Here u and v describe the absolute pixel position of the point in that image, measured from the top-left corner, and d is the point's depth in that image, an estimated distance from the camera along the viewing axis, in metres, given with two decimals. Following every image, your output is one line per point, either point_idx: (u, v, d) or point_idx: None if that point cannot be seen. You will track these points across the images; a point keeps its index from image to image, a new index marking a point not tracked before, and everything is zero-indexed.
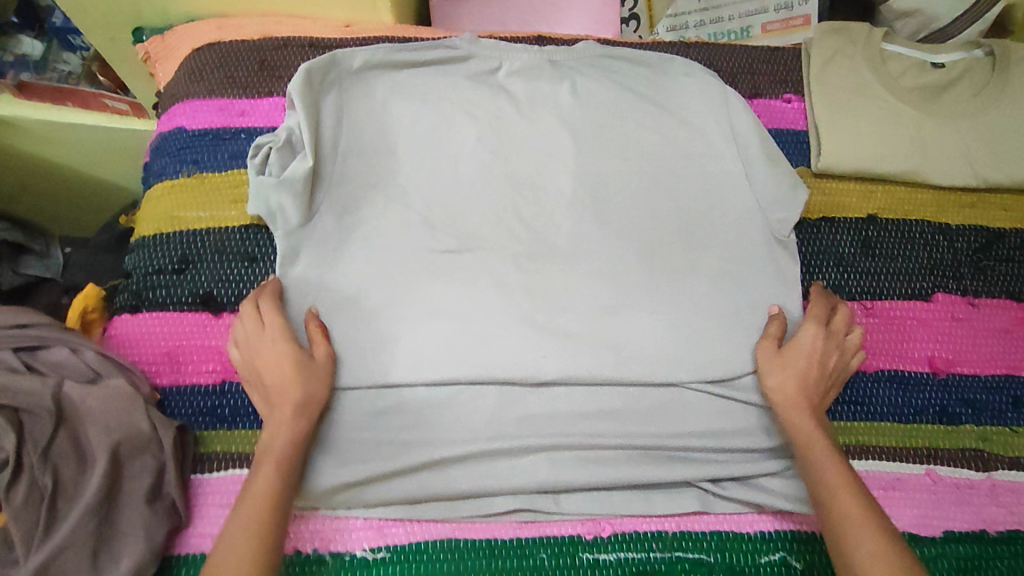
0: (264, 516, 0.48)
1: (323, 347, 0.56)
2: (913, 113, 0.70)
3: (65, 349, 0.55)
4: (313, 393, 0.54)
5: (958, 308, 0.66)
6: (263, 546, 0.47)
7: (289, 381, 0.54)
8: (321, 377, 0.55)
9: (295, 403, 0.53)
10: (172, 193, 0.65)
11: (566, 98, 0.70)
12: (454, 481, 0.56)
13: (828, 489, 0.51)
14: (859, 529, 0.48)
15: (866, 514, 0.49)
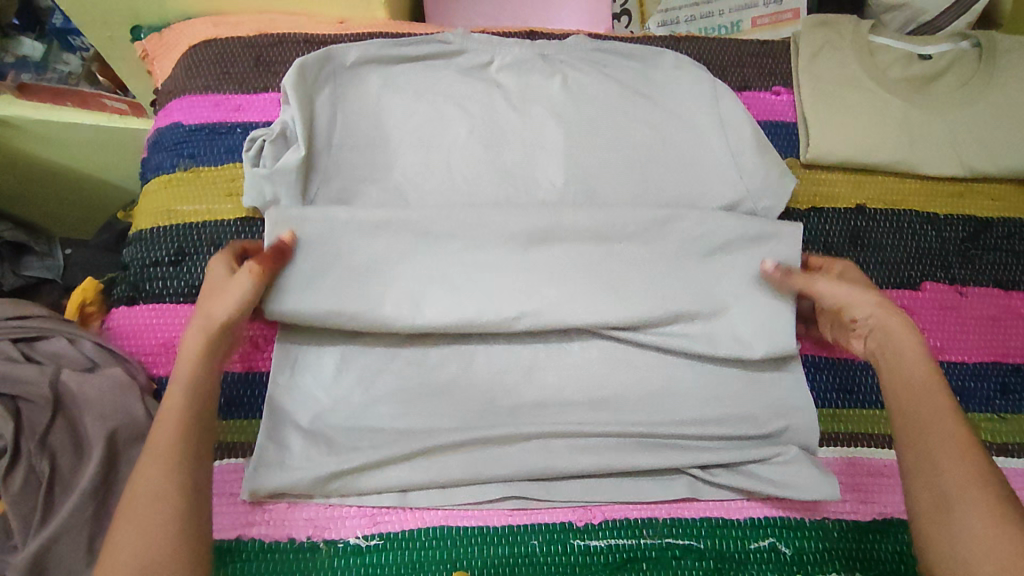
0: (166, 475, 0.45)
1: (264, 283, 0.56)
2: (900, 104, 0.71)
3: (64, 339, 0.57)
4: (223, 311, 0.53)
5: (946, 297, 0.67)
6: (176, 457, 0.46)
7: (211, 300, 0.54)
8: (234, 295, 0.54)
9: (203, 320, 0.53)
10: (169, 187, 0.66)
11: (556, 91, 0.70)
12: (447, 467, 0.56)
13: (928, 428, 0.48)
14: (953, 471, 0.46)
15: (966, 461, 0.46)
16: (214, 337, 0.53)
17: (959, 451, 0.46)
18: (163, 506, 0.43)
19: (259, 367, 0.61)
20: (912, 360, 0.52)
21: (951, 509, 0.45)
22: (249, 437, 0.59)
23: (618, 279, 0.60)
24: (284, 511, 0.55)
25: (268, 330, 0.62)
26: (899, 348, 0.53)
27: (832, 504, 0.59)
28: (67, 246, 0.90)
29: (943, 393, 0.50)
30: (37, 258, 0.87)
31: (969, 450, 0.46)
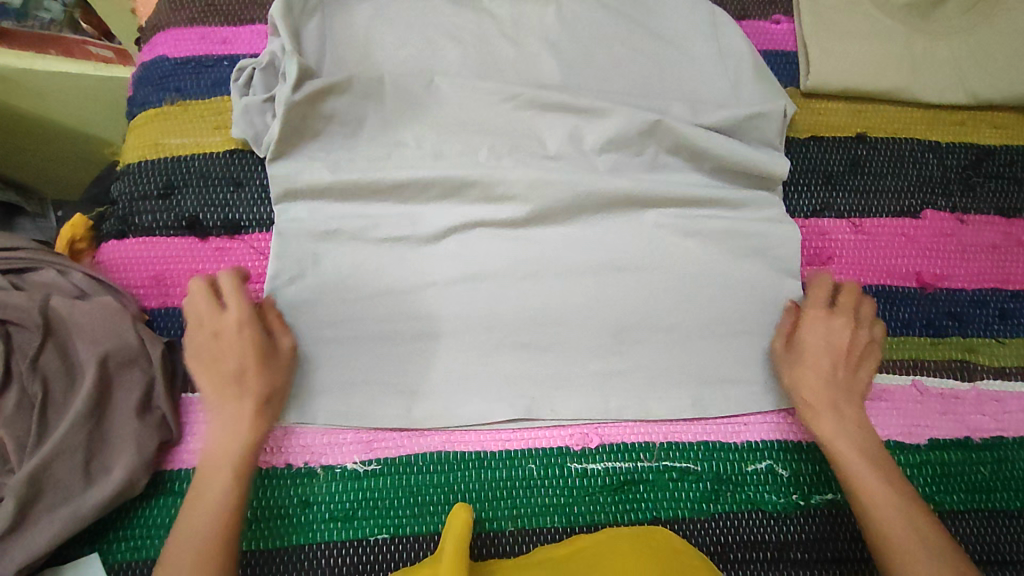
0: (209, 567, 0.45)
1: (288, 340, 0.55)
2: (900, 31, 0.70)
3: (53, 271, 0.55)
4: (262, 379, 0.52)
5: (947, 224, 0.66)
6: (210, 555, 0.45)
7: (230, 349, 0.52)
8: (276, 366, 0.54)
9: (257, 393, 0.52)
10: (157, 120, 0.64)
11: (551, 20, 0.69)
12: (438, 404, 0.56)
13: (888, 530, 0.48)
14: (897, 527, 0.48)
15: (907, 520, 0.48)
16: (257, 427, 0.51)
17: (901, 509, 0.49)
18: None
19: (251, 299, 0.59)
20: (838, 423, 0.54)
21: None
22: None
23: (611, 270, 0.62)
24: (280, 438, 0.55)
25: (261, 263, 0.60)
26: (829, 412, 0.55)
27: None
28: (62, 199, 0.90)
29: (872, 448, 0.53)
30: (30, 220, 0.90)
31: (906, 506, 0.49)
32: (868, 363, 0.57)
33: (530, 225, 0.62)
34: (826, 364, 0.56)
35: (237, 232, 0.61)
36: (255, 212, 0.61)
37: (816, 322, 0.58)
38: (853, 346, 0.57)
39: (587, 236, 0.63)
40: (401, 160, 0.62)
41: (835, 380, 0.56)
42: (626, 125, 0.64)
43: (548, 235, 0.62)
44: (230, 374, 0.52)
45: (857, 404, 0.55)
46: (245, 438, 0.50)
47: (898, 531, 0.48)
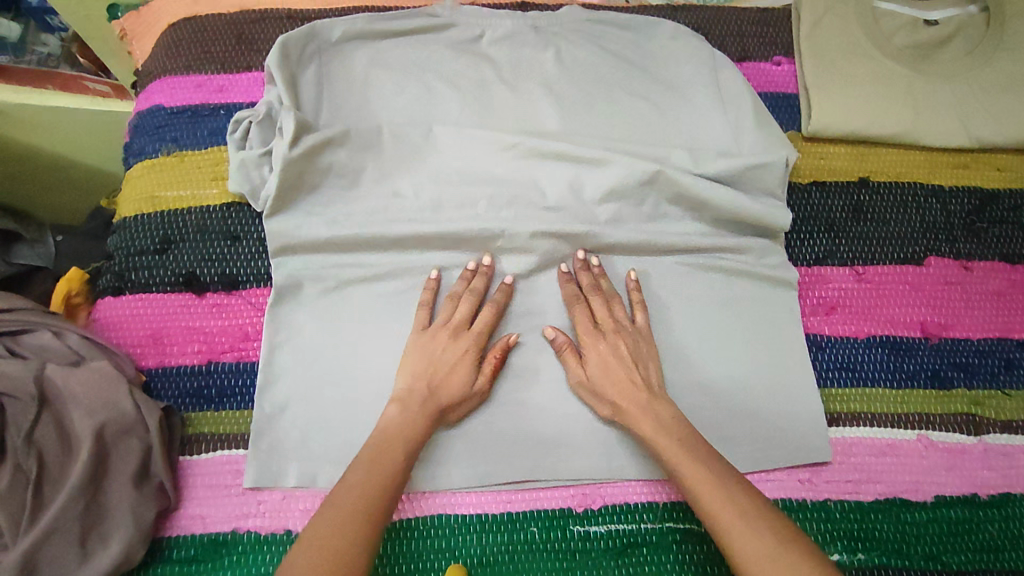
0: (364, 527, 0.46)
1: (483, 384, 0.57)
2: (903, 73, 0.69)
3: (48, 333, 0.54)
4: (452, 388, 0.55)
5: (951, 272, 0.65)
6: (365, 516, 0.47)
7: (451, 385, 0.55)
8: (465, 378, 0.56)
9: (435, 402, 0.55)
10: (153, 171, 0.64)
11: (550, 66, 0.69)
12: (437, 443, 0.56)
13: (700, 496, 0.49)
14: (735, 533, 0.46)
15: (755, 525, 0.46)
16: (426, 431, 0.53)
17: (736, 515, 0.47)
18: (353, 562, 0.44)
19: (249, 357, 0.59)
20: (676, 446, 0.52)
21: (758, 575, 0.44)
22: (243, 427, 0.57)
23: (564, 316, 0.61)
24: (278, 502, 0.54)
25: (258, 319, 0.59)
26: (658, 435, 0.53)
27: (833, 484, 0.58)
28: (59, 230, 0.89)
29: (704, 458, 0.51)
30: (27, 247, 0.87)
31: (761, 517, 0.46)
32: (659, 399, 0.56)
33: (529, 276, 0.62)
34: (667, 414, 0.55)
35: (234, 288, 0.60)
36: (253, 267, 0.61)
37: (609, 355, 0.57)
38: (626, 368, 0.57)
39: None
40: (402, 207, 0.62)
41: (632, 389, 0.56)
42: (627, 172, 0.63)
43: (544, 286, 0.62)
44: (441, 397, 0.55)
45: (666, 404, 0.55)
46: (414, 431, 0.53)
47: (709, 487, 0.49)
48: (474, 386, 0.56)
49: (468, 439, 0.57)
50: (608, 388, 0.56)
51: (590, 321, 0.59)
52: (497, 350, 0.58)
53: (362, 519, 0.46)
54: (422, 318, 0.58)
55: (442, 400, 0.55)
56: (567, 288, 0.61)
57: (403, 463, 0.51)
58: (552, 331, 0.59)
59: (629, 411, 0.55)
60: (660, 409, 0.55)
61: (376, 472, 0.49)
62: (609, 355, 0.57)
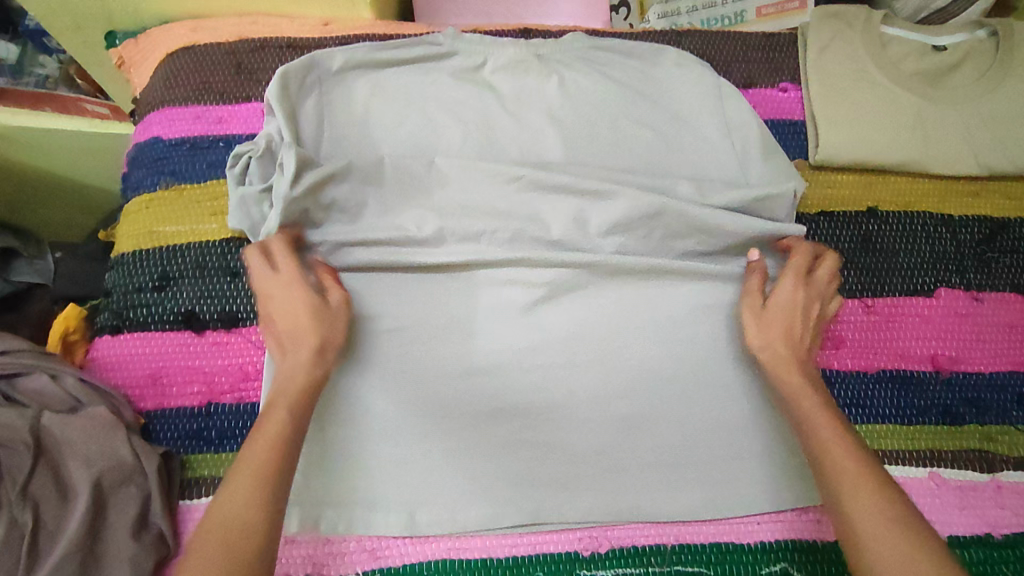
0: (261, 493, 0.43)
1: (338, 292, 0.55)
2: (913, 99, 0.68)
3: (45, 376, 0.53)
4: (306, 318, 0.52)
5: (962, 303, 0.64)
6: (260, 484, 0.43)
7: (297, 312, 0.52)
8: (304, 297, 0.53)
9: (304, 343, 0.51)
10: (151, 206, 0.63)
11: (554, 95, 0.68)
12: (377, 420, 0.57)
13: (804, 427, 0.51)
14: (867, 520, 0.43)
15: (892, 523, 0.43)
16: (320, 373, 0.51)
17: (880, 510, 0.44)
18: (248, 529, 0.41)
19: (249, 397, 0.58)
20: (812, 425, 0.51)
21: (848, 496, 0.45)
22: None
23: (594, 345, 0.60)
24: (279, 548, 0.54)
25: (258, 358, 0.58)
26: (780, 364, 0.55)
27: None
28: (58, 248, 0.87)
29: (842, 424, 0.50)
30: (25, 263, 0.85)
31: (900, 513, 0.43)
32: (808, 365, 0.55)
33: (535, 309, 0.61)
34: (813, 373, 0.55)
35: (234, 326, 0.59)
36: (253, 305, 0.60)
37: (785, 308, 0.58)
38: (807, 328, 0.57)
39: (594, 322, 0.61)
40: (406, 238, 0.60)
41: (795, 342, 0.56)
42: (634, 200, 0.61)
43: (555, 319, 0.61)
44: (302, 329, 0.52)
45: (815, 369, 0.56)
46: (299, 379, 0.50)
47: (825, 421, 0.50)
48: (333, 301, 0.54)
49: (409, 414, 0.57)
50: (777, 330, 0.56)
51: (802, 270, 0.58)
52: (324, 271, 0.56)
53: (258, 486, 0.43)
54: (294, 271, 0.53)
55: (308, 334, 0.52)
56: (600, 301, 0.61)
57: (289, 420, 0.47)
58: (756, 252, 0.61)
59: (773, 357, 0.56)
60: (810, 371, 0.55)
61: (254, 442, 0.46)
62: (794, 303, 0.57)
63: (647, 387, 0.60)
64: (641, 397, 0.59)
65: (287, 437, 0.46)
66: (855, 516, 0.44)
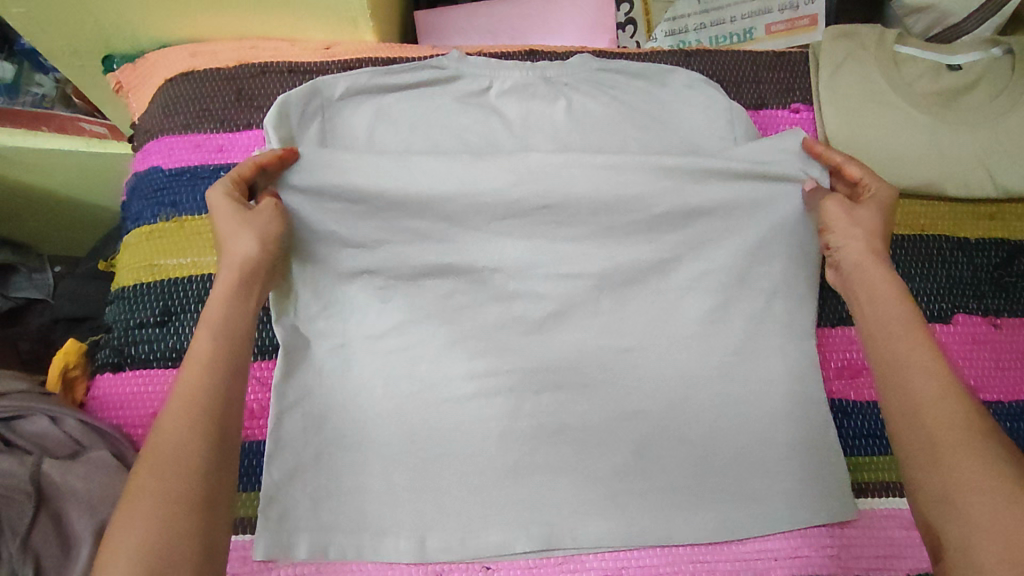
0: (197, 423, 0.40)
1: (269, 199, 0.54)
2: (927, 119, 0.66)
3: (45, 418, 0.52)
4: (244, 243, 0.50)
5: (979, 330, 0.64)
6: (197, 415, 0.41)
7: (228, 232, 0.50)
8: (247, 221, 0.51)
9: (233, 258, 0.49)
10: (151, 238, 0.62)
11: (561, 119, 0.66)
12: (382, 449, 0.55)
13: (875, 300, 0.49)
14: (932, 395, 0.42)
15: (982, 465, 0.39)
16: (249, 280, 0.49)
17: (976, 452, 0.40)
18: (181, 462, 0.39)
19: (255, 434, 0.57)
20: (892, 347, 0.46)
21: (908, 373, 0.44)
22: (251, 510, 0.56)
23: (582, 378, 0.59)
24: None
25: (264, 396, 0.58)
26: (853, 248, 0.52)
27: (863, 561, 0.57)
28: (57, 263, 0.86)
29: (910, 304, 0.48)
30: (25, 277, 0.82)
31: (990, 455, 0.40)
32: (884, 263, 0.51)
33: (543, 329, 0.59)
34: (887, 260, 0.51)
35: None
36: None
37: (874, 218, 0.54)
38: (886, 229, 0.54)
39: (608, 348, 0.59)
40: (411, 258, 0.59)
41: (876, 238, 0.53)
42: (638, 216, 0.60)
43: (563, 340, 0.59)
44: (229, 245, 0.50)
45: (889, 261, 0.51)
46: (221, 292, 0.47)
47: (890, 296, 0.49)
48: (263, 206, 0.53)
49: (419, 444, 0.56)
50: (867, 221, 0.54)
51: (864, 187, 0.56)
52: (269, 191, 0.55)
53: (195, 413, 0.41)
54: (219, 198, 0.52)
55: (235, 250, 0.50)
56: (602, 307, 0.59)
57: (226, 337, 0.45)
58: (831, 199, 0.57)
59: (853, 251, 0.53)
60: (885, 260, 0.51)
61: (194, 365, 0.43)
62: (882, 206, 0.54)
63: (662, 418, 0.58)
64: (655, 429, 0.58)
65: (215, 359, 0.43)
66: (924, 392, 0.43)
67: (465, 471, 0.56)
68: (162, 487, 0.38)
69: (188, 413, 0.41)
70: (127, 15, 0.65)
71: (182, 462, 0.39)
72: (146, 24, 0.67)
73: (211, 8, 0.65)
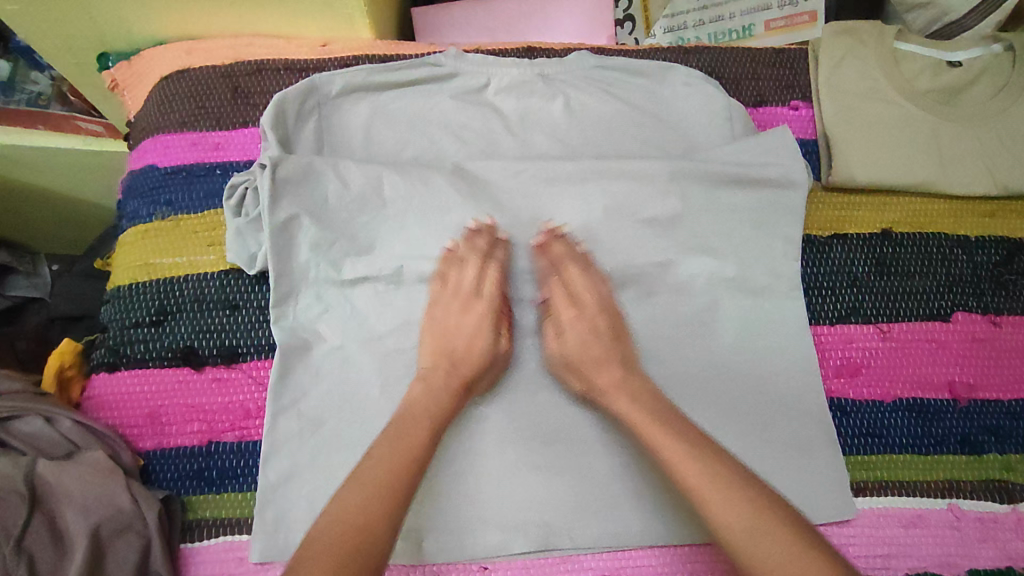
0: (389, 502, 0.46)
1: (507, 344, 0.58)
2: (926, 118, 0.66)
3: (39, 418, 0.52)
4: (479, 340, 0.56)
5: (980, 328, 0.63)
6: (391, 493, 0.47)
7: (467, 343, 0.56)
8: (474, 336, 0.56)
9: (451, 347, 0.56)
10: (147, 237, 0.61)
11: (560, 117, 0.66)
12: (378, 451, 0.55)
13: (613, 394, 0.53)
14: (703, 483, 0.46)
15: (781, 544, 0.42)
16: (459, 401, 0.54)
17: (778, 537, 0.42)
18: (374, 538, 0.45)
19: (251, 435, 0.57)
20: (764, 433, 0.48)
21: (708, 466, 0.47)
22: (248, 510, 0.55)
23: None
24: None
25: (259, 395, 0.57)
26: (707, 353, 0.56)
27: (862, 561, 0.56)
28: (53, 261, 0.85)
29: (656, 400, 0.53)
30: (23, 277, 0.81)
31: (784, 541, 0.42)
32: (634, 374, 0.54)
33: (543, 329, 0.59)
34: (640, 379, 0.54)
35: (234, 361, 0.58)
36: (253, 338, 0.58)
37: (579, 326, 0.57)
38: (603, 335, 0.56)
39: None
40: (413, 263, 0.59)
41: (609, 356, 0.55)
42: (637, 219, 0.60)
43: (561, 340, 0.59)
44: (461, 358, 0.55)
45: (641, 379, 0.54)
46: (440, 396, 0.53)
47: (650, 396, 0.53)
48: (499, 348, 0.57)
49: None
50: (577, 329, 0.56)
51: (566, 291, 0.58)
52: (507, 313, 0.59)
53: (392, 496, 0.47)
54: (435, 290, 0.58)
55: (451, 347, 0.56)
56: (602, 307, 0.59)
57: (431, 436, 0.51)
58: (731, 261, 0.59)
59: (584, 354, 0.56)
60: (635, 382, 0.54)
61: (415, 426, 0.51)
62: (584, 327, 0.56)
63: None
64: None
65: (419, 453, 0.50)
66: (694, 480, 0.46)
67: (466, 472, 0.55)
68: (352, 550, 0.43)
69: (389, 490, 0.47)
70: (120, 13, 0.64)
71: (368, 525, 0.45)
72: (141, 21, 0.66)
73: (206, 6, 0.65)
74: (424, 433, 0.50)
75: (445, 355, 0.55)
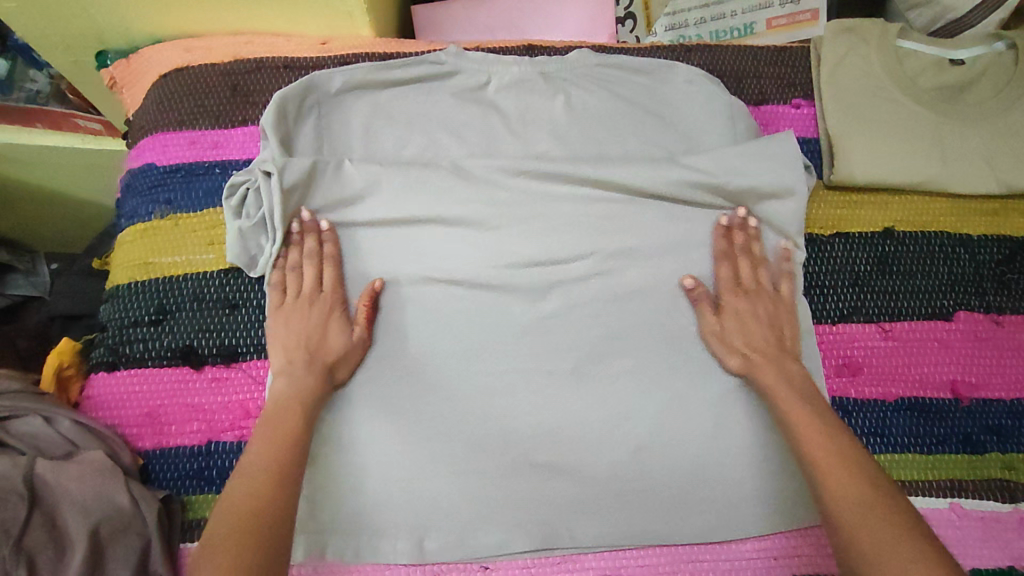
0: (267, 489, 0.45)
1: (363, 332, 0.56)
2: (928, 116, 0.66)
3: (38, 418, 0.52)
4: (333, 335, 0.55)
5: (981, 328, 0.63)
6: (269, 479, 0.46)
7: (328, 344, 0.55)
8: (324, 327, 0.55)
9: (302, 341, 0.54)
10: (146, 236, 0.61)
11: (560, 114, 0.65)
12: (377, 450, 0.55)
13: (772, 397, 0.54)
14: (845, 487, 0.46)
15: (906, 546, 0.42)
16: (323, 389, 0.53)
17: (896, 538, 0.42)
18: (261, 521, 0.43)
19: (249, 435, 0.56)
20: (823, 432, 0.50)
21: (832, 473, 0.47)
22: None
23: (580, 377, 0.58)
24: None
25: (259, 395, 0.57)
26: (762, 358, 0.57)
27: None
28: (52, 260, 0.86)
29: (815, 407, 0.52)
30: (22, 277, 0.82)
31: (905, 541, 0.42)
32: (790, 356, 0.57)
33: (541, 326, 0.58)
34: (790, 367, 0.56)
35: (234, 361, 0.57)
36: (253, 338, 0.58)
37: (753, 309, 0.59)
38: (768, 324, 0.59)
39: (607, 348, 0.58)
40: (392, 262, 0.59)
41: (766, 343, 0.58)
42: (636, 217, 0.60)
43: (560, 337, 0.58)
44: (319, 354, 0.54)
45: (793, 359, 0.57)
46: (304, 394, 0.52)
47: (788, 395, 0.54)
48: (354, 337, 0.56)
49: (418, 444, 0.55)
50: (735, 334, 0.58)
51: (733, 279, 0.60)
52: (365, 301, 0.57)
53: (273, 482, 0.46)
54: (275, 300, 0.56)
55: (309, 344, 0.54)
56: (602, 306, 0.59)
57: (299, 420, 0.50)
58: (688, 280, 0.59)
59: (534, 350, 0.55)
60: (786, 363, 0.57)
61: (280, 414, 0.50)
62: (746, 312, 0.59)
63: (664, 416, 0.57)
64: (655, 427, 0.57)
65: (284, 440, 0.49)
66: (833, 478, 0.47)
67: (465, 471, 0.55)
68: (241, 538, 0.42)
69: (261, 478, 0.45)
70: (118, 11, 0.64)
71: (260, 514, 0.43)
72: (139, 20, 0.66)
73: (204, 4, 0.64)
74: (293, 419, 0.50)
75: (299, 343, 0.54)
